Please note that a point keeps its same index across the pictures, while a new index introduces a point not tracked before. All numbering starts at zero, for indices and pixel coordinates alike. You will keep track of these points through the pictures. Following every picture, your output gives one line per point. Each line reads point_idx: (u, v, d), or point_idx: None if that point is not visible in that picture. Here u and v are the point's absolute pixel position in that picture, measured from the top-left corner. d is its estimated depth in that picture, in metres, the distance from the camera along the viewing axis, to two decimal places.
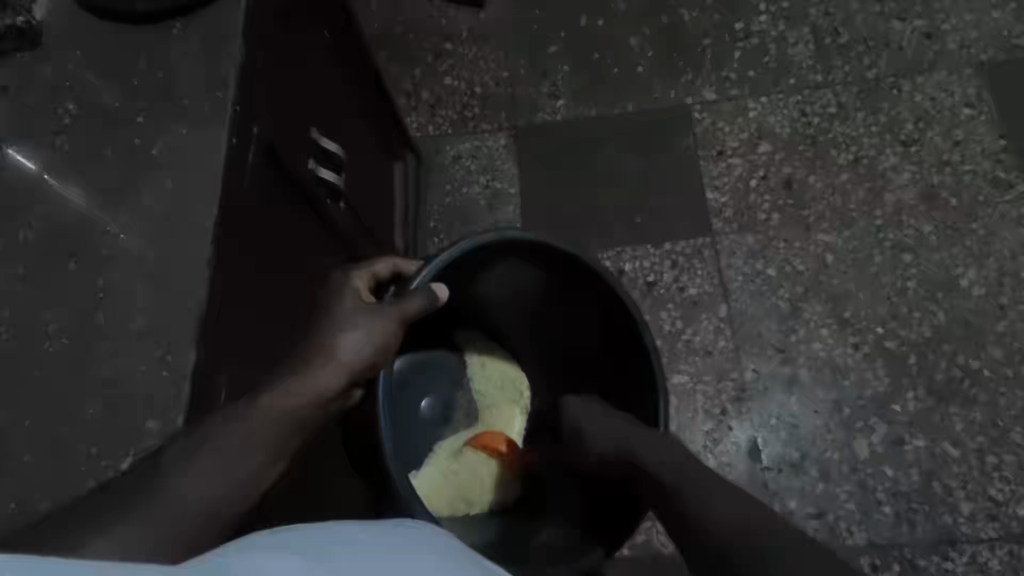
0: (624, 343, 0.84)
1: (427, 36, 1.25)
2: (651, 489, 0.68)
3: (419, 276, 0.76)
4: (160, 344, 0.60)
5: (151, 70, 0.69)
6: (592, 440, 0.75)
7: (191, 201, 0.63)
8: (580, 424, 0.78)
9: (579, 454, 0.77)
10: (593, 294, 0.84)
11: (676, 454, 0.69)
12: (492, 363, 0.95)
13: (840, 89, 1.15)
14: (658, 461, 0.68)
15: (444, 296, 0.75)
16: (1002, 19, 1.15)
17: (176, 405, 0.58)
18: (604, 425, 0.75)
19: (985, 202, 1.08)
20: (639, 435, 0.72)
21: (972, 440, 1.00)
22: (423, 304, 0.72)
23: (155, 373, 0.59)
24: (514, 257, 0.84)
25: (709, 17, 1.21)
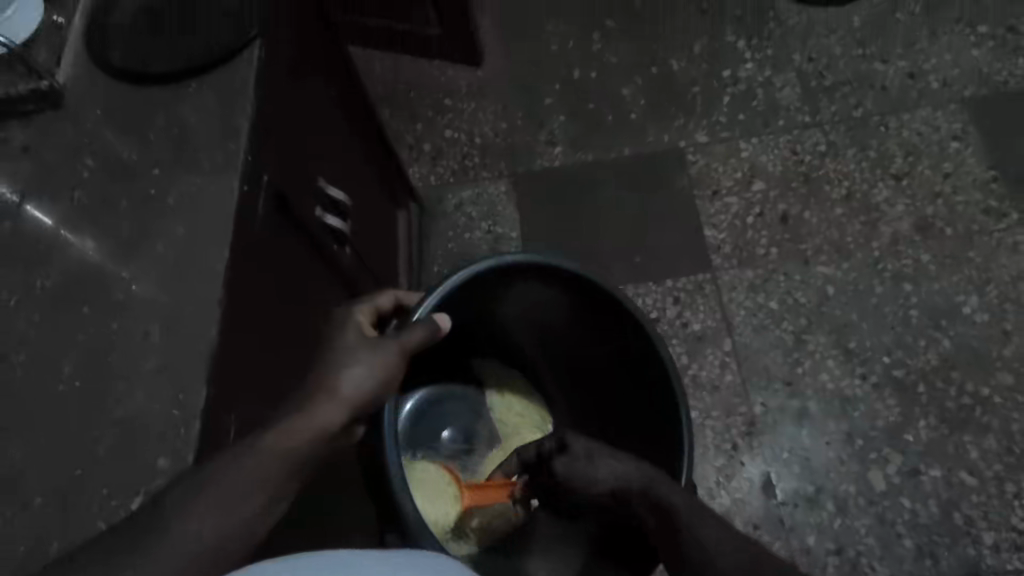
0: (641, 361, 0.82)
1: (427, 92, 1.30)
2: (659, 526, 0.67)
3: (420, 308, 0.75)
4: (172, 385, 0.61)
5: (166, 125, 0.72)
6: (604, 471, 0.72)
7: (203, 245, 0.65)
8: (585, 451, 0.74)
9: (586, 486, 0.72)
10: (612, 318, 0.82)
11: (689, 495, 0.67)
12: (516, 391, 0.97)
13: (828, 128, 1.19)
14: (671, 499, 0.67)
15: (446, 326, 0.72)
16: (981, 57, 1.20)
17: (186, 444, 0.59)
18: (611, 457, 0.72)
19: (981, 230, 1.09)
20: (651, 473, 0.70)
21: (989, 468, 0.98)
22: (425, 335, 0.69)
23: (167, 414, 0.60)
24: (522, 281, 0.81)
25: (697, 66, 1.26)
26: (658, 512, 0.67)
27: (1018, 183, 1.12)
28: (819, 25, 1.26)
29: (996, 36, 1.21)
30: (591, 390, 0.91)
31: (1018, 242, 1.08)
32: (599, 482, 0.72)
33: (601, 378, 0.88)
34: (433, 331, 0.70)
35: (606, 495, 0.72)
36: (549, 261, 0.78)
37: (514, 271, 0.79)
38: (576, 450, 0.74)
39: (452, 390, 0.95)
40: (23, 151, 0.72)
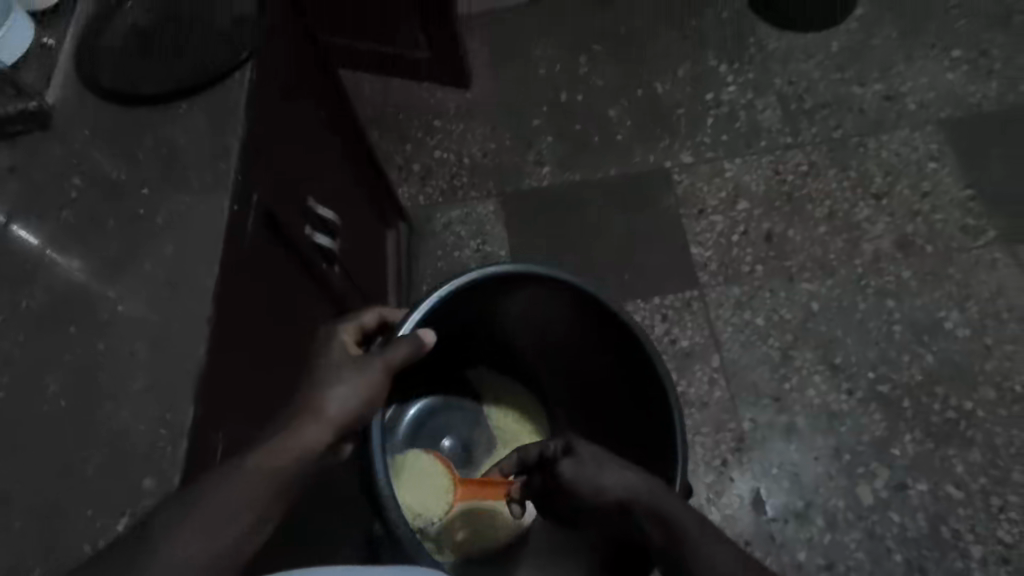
0: (636, 369, 0.82)
1: (417, 114, 1.32)
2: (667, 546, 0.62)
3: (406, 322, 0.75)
4: (159, 404, 0.60)
5: (156, 145, 0.72)
6: (613, 479, 0.68)
7: (192, 264, 0.65)
8: (592, 457, 0.70)
9: (593, 492, 0.69)
10: (609, 330, 0.82)
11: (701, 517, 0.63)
12: (515, 401, 0.97)
13: (809, 149, 1.22)
14: (681, 520, 0.63)
15: (431, 341, 0.70)
16: (955, 80, 1.24)
17: (173, 464, 0.58)
18: (620, 466, 0.69)
19: (960, 248, 1.12)
20: (662, 490, 0.66)
21: (974, 481, 0.99)
22: (409, 350, 0.67)
23: (154, 433, 0.59)
24: (518, 288, 0.82)
25: (681, 89, 1.29)
26: (667, 533, 0.63)
27: (994, 202, 1.14)
28: (798, 50, 1.29)
29: (969, 60, 1.25)
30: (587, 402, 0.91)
31: (996, 259, 1.11)
32: (606, 489, 0.68)
33: (598, 387, 0.89)
34: (418, 347, 0.68)
35: (611, 504, 0.68)
36: (547, 271, 0.79)
37: (510, 280, 0.80)
38: (585, 455, 0.71)
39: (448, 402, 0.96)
40: (10, 172, 0.72)
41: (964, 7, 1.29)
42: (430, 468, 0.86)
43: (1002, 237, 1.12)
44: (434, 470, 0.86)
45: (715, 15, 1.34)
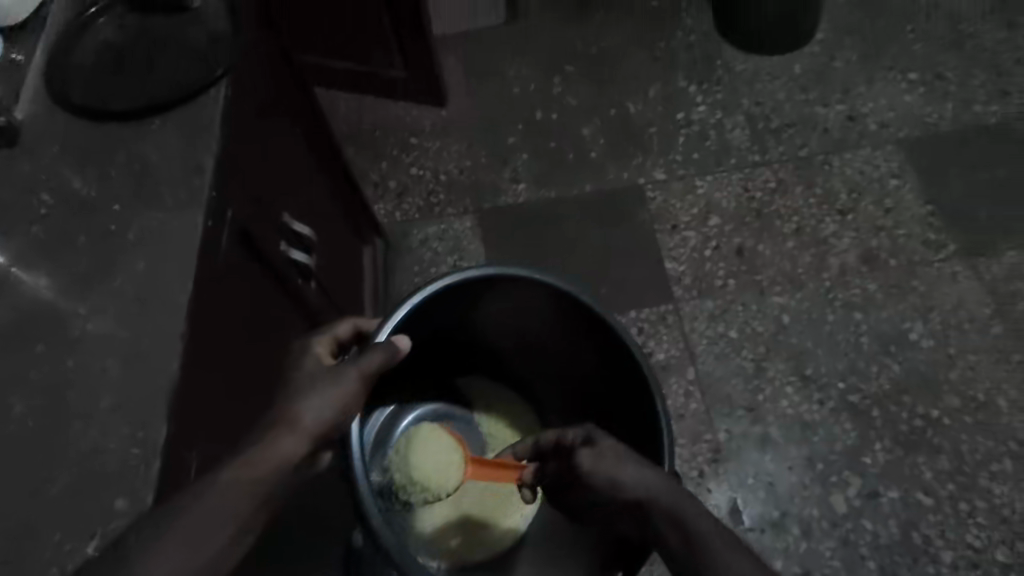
0: (623, 371, 0.80)
1: (393, 132, 1.33)
2: (686, 560, 0.58)
3: (381, 330, 0.75)
4: (130, 422, 0.59)
5: (127, 161, 0.71)
6: (633, 476, 0.63)
7: (166, 281, 0.64)
8: (613, 452, 0.65)
9: (610, 487, 0.63)
10: (592, 332, 0.82)
11: (726, 532, 0.58)
12: (506, 406, 0.96)
13: (777, 166, 1.25)
14: (703, 533, 0.58)
15: (406, 346, 0.68)
16: (913, 101, 1.29)
17: (145, 484, 0.57)
18: (641, 463, 0.64)
19: (922, 261, 1.16)
20: (683, 497, 0.61)
21: (943, 488, 1.02)
22: (384, 356, 0.65)
23: (125, 453, 0.58)
24: (500, 290, 0.82)
25: (652, 108, 1.32)
26: (686, 543, 0.58)
27: (953, 217, 1.19)
28: (764, 72, 1.34)
29: (925, 82, 1.30)
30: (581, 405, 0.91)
31: (956, 272, 1.15)
32: (624, 487, 0.62)
33: (589, 388, 0.88)
34: (393, 352, 0.66)
35: (622, 503, 0.63)
36: (525, 273, 0.79)
37: (492, 283, 0.80)
38: (605, 449, 0.65)
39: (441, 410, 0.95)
40: None
41: (919, 31, 1.35)
42: (439, 437, 0.77)
43: (961, 251, 1.16)
44: (444, 438, 0.78)
45: (684, 38, 1.38)
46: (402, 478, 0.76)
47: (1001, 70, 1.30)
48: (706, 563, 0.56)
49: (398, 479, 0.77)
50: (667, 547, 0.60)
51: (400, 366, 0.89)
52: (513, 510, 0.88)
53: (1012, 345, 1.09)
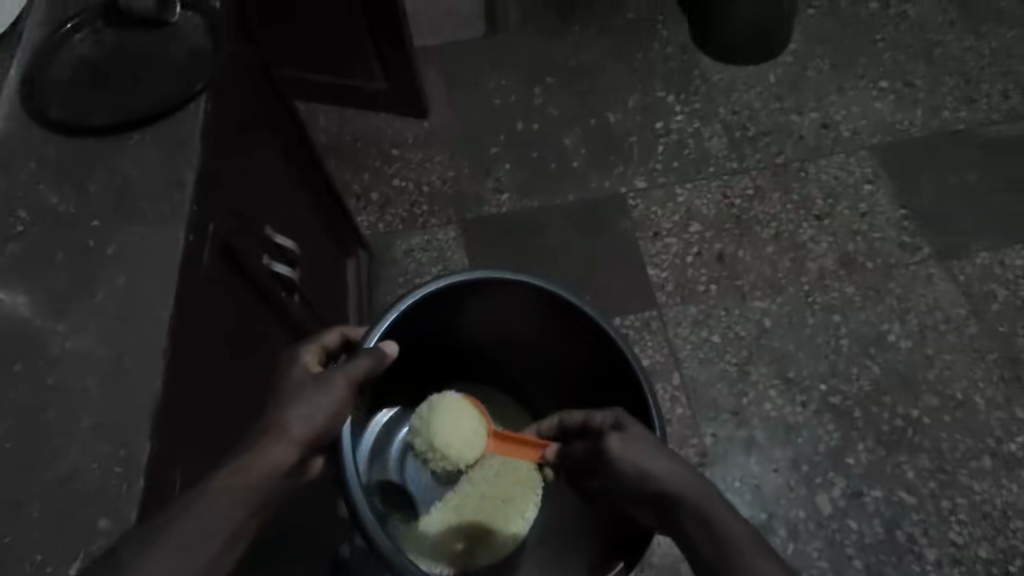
0: (617, 373, 0.81)
1: (375, 144, 1.34)
2: (713, 561, 0.54)
3: (368, 338, 0.75)
4: (113, 441, 0.58)
5: (105, 176, 0.70)
6: (661, 468, 0.61)
7: (148, 297, 0.63)
8: (642, 441, 0.64)
9: (636, 474, 0.62)
10: (584, 335, 0.82)
11: (757, 536, 0.54)
12: (499, 409, 0.96)
13: (754, 173, 1.27)
14: (734, 534, 0.55)
15: (393, 352, 0.69)
16: (884, 108, 1.32)
17: (128, 503, 0.56)
18: (670, 457, 0.62)
19: (898, 264, 1.18)
20: (712, 496, 0.58)
21: (924, 486, 1.03)
22: (370, 362, 0.66)
23: (107, 473, 0.57)
24: (487, 293, 0.82)
25: (632, 118, 1.34)
26: (711, 542, 0.55)
27: (926, 220, 1.22)
28: (739, 81, 1.36)
29: (895, 90, 1.34)
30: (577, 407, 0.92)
31: (931, 274, 1.17)
32: (652, 477, 0.61)
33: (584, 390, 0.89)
34: (379, 359, 0.67)
35: (645, 493, 0.62)
36: (514, 276, 0.79)
37: (479, 286, 0.80)
38: (635, 437, 0.65)
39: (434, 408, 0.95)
40: None
41: (889, 40, 1.38)
42: (461, 410, 0.83)
43: (935, 253, 1.19)
44: (466, 412, 0.83)
45: (661, 49, 1.40)
46: (424, 444, 0.82)
47: (968, 77, 1.33)
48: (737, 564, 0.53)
49: (418, 444, 0.83)
50: (692, 544, 0.57)
51: (387, 377, 0.88)
52: (516, 516, 0.88)
53: (987, 344, 1.12)
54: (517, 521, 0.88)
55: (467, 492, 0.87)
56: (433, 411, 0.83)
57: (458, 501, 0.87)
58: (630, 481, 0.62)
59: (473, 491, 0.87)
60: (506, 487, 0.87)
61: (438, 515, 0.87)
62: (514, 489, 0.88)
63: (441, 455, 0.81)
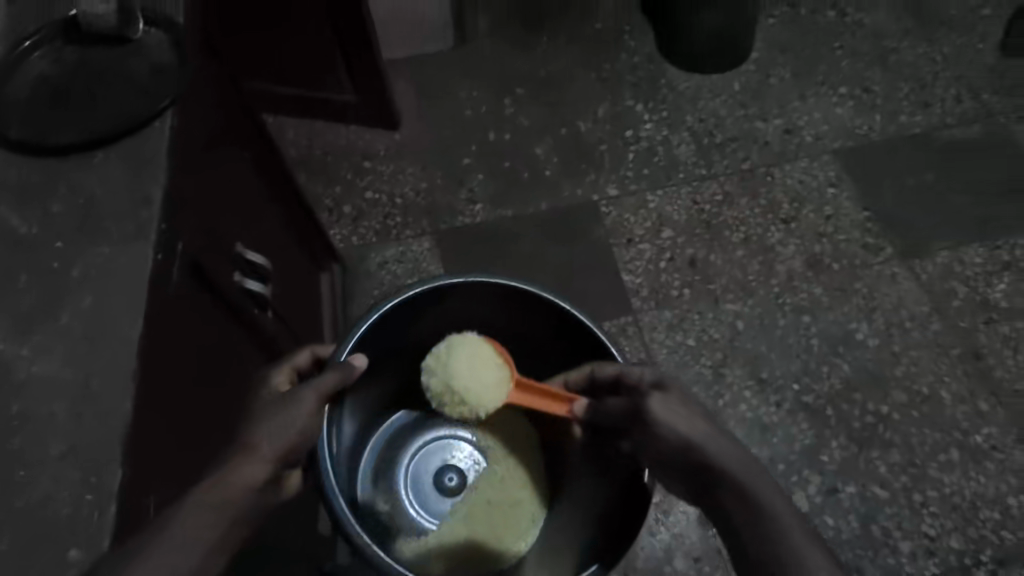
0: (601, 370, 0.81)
1: (346, 157, 1.34)
2: (745, 531, 0.55)
3: (339, 351, 0.74)
4: (83, 468, 0.56)
5: (69, 195, 0.67)
6: (706, 439, 0.60)
7: (116, 320, 0.61)
8: (684, 407, 0.64)
9: (680, 442, 0.61)
10: (566, 334, 0.82)
11: (803, 522, 0.55)
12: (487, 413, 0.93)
13: (722, 179, 1.30)
14: (777, 514, 0.55)
15: (361, 365, 0.71)
16: (845, 113, 1.36)
17: (100, 530, 0.54)
18: (715, 429, 0.61)
19: (863, 264, 1.21)
20: (759, 476, 0.57)
21: (896, 480, 1.06)
22: (339, 376, 0.67)
23: (77, 503, 0.55)
24: (466, 297, 0.82)
25: (602, 127, 1.36)
26: (755, 519, 0.55)
27: (888, 222, 1.25)
28: (705, 90, 1.39)
29: (854, 96, 1.38)
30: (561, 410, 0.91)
31: (894, 273, 1.21)
32: (696, 446, 0.60)
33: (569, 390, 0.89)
34: (348, 372, 0.69)
35: (684, 460, 0.61)
36: (493, 279, 0.79)
37: (457, 290, 0.80)
38: (676, 401, 0.63)
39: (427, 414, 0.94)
40: None
41: (847, 48, 1.43)
42: (489, 349, 0.76)
43: (898, 253, 1.22)
44: (494, 352, 0.76)
45: (628, 59, 1.43)
46: (440, 385, 0.75)
47: (922, 83, 1.38)
48: (774, 538, 0.53)
49: (433, 386, 0.76)
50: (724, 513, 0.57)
51: (369, 392, 0.87)
52: (525, 521, 0.86)
53: (951, 340, 1.15)
54: (529, 526, 0.86)
55: (474, 501, 0.88)
56: (454, 347, 0.76)
57: (467, 514, 0.87)
58: (670, 446, 0.61)
59: (480, 499, 0.88)
60: (513, 491, 0.87)
61: (447, 528, 0.87)
62: (520, 493, 0.87)
63: (457, 400, 0.74)
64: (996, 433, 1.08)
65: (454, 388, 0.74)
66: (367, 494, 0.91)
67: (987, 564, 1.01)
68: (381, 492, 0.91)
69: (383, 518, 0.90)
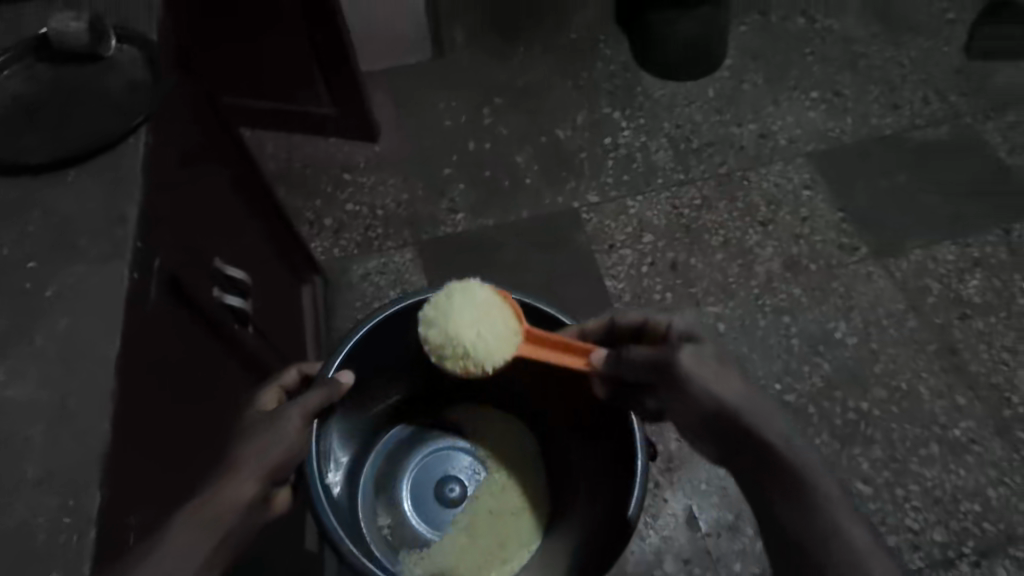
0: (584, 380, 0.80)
1: (325, 169, 1.34)
2: (788, 511, 0.56)
3: (326, 368, 0.74)
4: (61, 492, 0.54)
5: (44, 214, 0.66)
6: (742, 400, 0.59)
7: (92, 340, 0.60)
8: (715, 361, 0.61)
9: (712, 399, 0.59)
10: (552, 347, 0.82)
11: (839, 487, 0.57)
12: (486, 424, 0.93)
13: (700, 184, 1.32)
14: (817, 481, 0.56)
15: (349, 381, 0.70)
16: (817, 117, 1.39)
17: (80, 556, 0.53)
18: (749, 388, 0.60)
19: (839, 264, 1.24)
20: (797, 444, 0.58)
21: (879, 475, 1.07)
22: (325, 394, 0.66)
23: (55, 529, 0.53)
24: None
25: (581, 134, 1.37)
26: (796, 485, 0.56)
27: (862, 222, 1.28)
28: (681, 96, 1.41)
29: (826, 100, 1.41)
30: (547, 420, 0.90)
31: (870, 272, 1.23)
32: (730, 409, 0.59)
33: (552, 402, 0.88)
34: (334, 389, 0.68)
35: (715, 418, 0.60)
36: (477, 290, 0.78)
37: None
38: (705, 353, 0.62)
39: (419, 430, 0.93)
40: None
41: (817, 53, 1.46)
42: (493, 298, 0.71)
43: (873, 252, 1.25)
44: (498, 300, 0.71)
45: (605, 68, 1.44)
46: (439, 337, 0.69)
47: (891, 86, 1.41)
48: (814, 504, 0.56)
49: (430, 337, 0.70)
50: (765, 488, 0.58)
51: (358, 408, 0.86)
52: (527, 529, 0.86)
53: (927, 336, 1.17)
54: (531, 534, 0.85)
55: (476, 513, 0.88)
56: (453, 295, 0.70)
57: (471, 526, 0.88)
58: (706, 410, 0.60)
59: (481, 510, 0.88)
60: (513, 502, 0.88)
61: (450, 541, 0.87)
62: (521, 503, 0.88)
63: (461, 351, 0.68)
64: (974, 426, 1.10)
65: (456, 338, 0.68)
66: (368, 508, 0.89)
67: (970, 555, 1.02)
68: (382, 506, 0.90)
69: (385, 533, 0.88)
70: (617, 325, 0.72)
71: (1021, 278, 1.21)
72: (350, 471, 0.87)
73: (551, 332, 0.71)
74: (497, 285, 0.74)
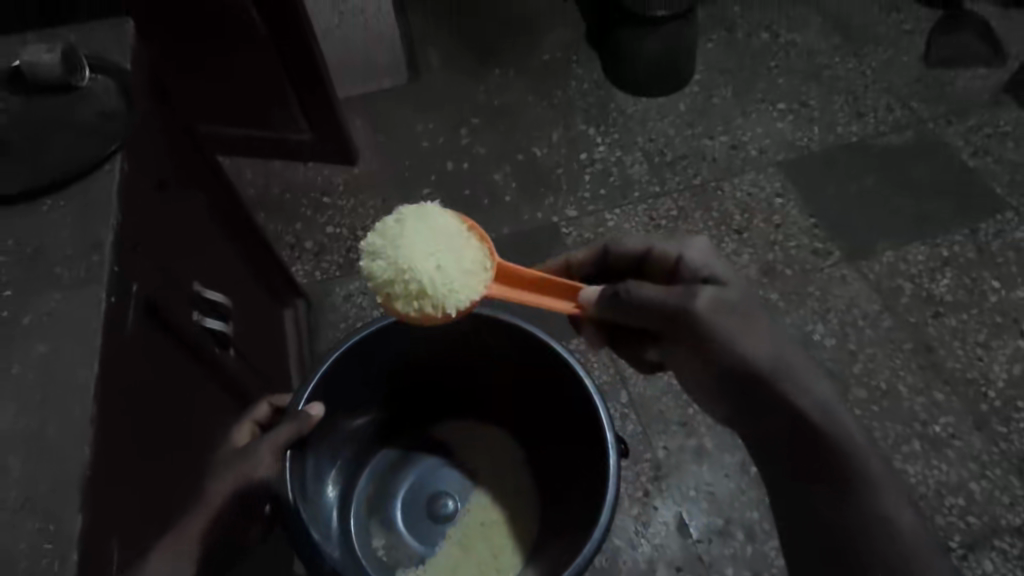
0: (563, 388, 0.81)
1: (304, 194, 1.35)
2: (813, 462, 0.66)
3: (297, 399, 0.76)
4: (40, 516, 0.52)
5: (17, 244, 0.66)
6: (766, 356, 0.66)
7: (69, 364, 0.58)
8: (739, 317, 0.66)
9: (734, 355, 0.66)
10: (529, 359, 0.83)
11: (858, 442, 0.66)
12: (488, 445, 0.93)
13: (675, 195, 1.34)
14: (846, 438, 0.65)
15: (319, 413, 0.74)
16: (785, 128, 1.43)
17: None
18: (775, 343, 0.67)
19: (814, 268, 1.26)
20: (819, 402, 0.67)
21: None
22: (293, 429, 0.72)
23: (33, 556, 0.51)
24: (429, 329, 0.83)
25: (557, 151, 1.39)
26: (821, 446, 0.66)
27: (834, 229, 1.31)
28: (653, 112, 1.45)
29: (792, 110, 1.45)
30: (532, 431, 0.91)
31: (844, 275, 1.26)
32: (754, 364, 0.66)
33: (537, 413, 0.89)
34: (303, 423, 0.73)
35: (733, 373, 0.66)
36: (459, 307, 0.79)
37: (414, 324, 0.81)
38: (726, 300, 0.67)
39: (403, 453, 0.94)
40: None
41: (782, 66, 1.51)
42: (455, 227, 0.64)
43: (845, 255, 1.28)
44: (460, 230, 0.64)
45: (578, 86, 1.48)
46: (389, 271, 0.60)
47: (855, 95, 1.46)
48: (842, 458, 0.65)
49: (378, 272, 0.61)
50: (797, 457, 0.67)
51: (338, 433, 0.87)
52: (519, 537, 0.85)
53: (903, 336, 1.20)
54: (523, 543, 0.85)
55: (467, 527, 0.88)
56: (406, 220, 0.62)
57: (465, 537, 0.87)
58: (724, 365, 0.66)
59: (472, 523, 0.88)
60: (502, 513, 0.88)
61: (444, 556, 0.86)
62: (512, 513, 0.88)
63: (416, 289, 0.60)
64: (954, 421, 1.12)
65: (410, 273, 0.59)
66: (361, 530, 0.89)
67: (958, 549, 1.03)
68: (375, 527, 0.90)
69: (380, 554, 0.88)
70: (611, 254, 0.78)
71: (989, 275, 1.25)
72: (341, 499, 0.88)
73: (528, 271, 0.69)
74: (455, 211, 0.66)
